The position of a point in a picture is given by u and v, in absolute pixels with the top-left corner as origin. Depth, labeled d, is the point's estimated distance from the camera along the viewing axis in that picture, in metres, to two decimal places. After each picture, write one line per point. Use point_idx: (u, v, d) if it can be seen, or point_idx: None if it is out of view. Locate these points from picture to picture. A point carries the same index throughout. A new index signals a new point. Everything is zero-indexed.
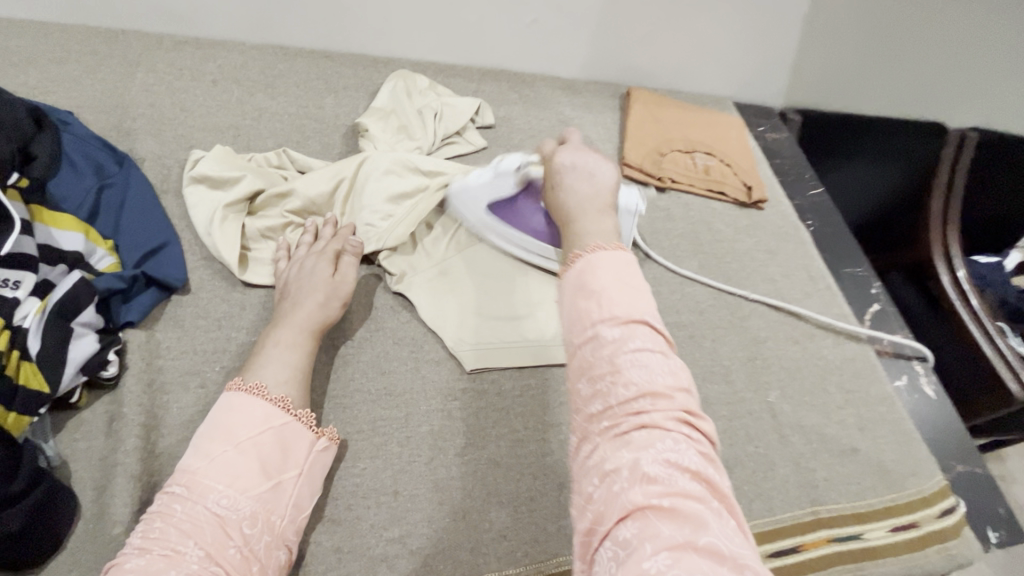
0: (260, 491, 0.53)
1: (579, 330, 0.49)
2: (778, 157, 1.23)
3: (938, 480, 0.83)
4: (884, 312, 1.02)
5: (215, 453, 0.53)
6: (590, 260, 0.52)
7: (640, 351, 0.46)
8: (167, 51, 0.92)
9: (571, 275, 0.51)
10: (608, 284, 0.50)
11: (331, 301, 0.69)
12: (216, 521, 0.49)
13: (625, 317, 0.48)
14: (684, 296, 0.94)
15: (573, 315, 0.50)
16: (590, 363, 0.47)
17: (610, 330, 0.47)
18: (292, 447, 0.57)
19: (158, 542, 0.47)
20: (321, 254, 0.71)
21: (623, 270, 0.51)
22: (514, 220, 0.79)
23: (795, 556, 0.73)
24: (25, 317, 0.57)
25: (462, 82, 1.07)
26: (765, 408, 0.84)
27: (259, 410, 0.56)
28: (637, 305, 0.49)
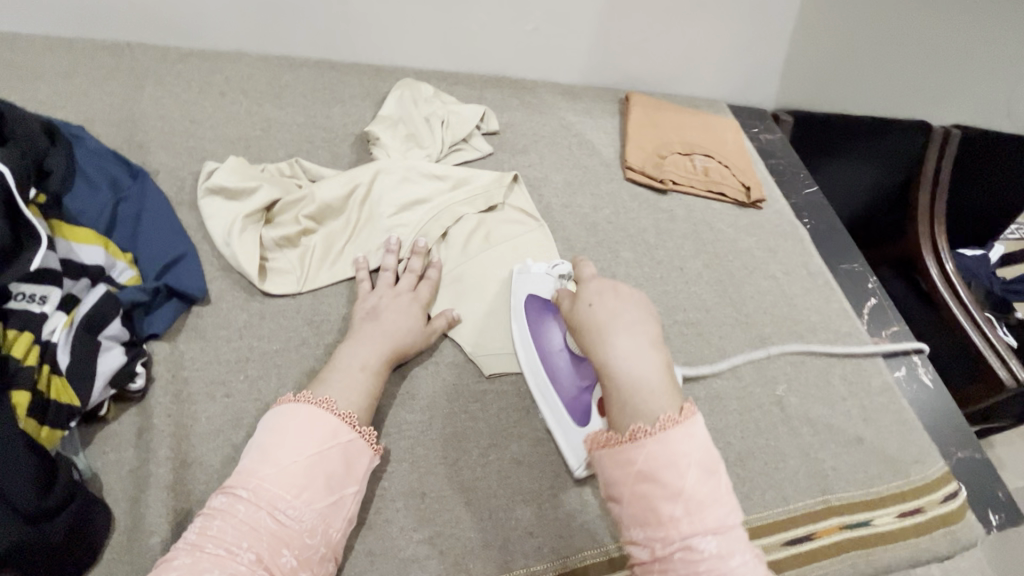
0: (322, 504, 0.54)
1: (663, 539, 0.46)
2: (773, 157, 1.26)
3: (941, 466, 0.87)
4: (881, 306, 1.06)
5: (282, 462, 0.53)
6: (666, 448, 0.48)
7: (730, 550, 0.46)
8: (173, 64, 0.92)
9: (642, 464, 0.48)
10: (688, 478, 0.47)
11: (419, 344, 0.72)
12: (275, 531, 0.50)
13: (718, 524, 0.46)
14: (690, 294, 0.96)
15: (646, 508, 0.47)
16: (665, 552, 0.46)
17: (704, 540, 0.45)
18: (355, 463, 0.58)
19: (213, 540, 0.48)
20: (416, 297, 0.75)
21: (702, 458, 0.48)
22: (537, 333, 0.74)
23: (809, 544, 0.75)
24: (53, 331, 0.57)
25: (465, 90, 1.08)
26: (773, 401, 0.86)
27: (328, 424, 0.57)
28: (722, 497, 0.48)
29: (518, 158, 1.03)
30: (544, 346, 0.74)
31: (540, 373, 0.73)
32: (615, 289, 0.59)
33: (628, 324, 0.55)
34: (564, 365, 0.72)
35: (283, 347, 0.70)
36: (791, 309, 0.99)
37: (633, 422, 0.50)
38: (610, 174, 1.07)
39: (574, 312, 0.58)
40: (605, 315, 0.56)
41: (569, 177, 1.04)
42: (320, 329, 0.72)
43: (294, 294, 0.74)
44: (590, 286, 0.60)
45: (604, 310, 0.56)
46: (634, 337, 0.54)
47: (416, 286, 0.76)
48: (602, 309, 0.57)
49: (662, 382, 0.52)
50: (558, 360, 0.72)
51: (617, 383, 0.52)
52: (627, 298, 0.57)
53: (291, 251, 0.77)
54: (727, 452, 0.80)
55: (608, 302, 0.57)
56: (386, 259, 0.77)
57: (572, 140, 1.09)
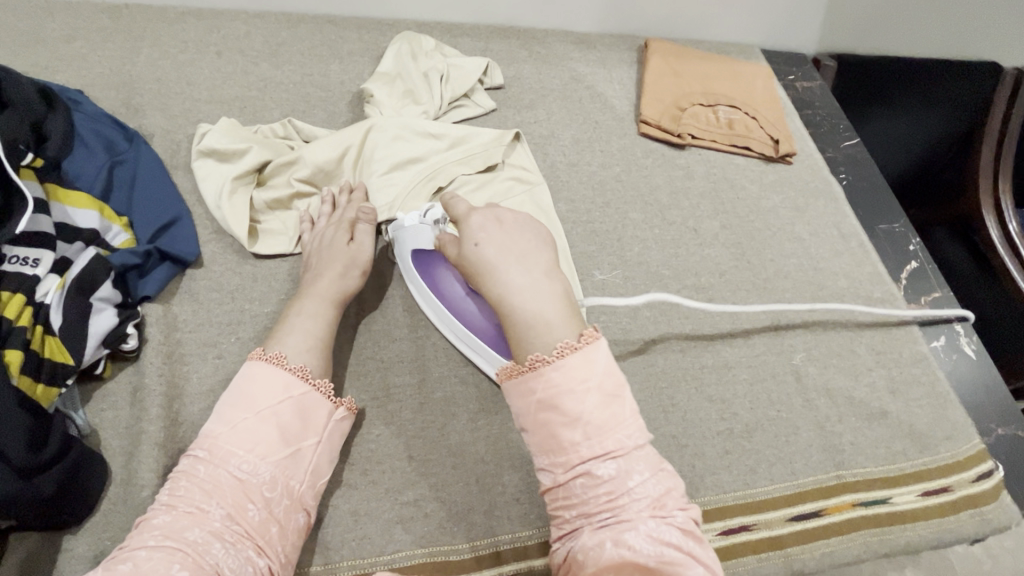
0: (279, 457, 0.55)
1: (565, 461, 0.49)
2: (808, 108, 1.15)
3: (975, 443, 0.80)
4: (923, 270, 0.97)
5: (235, 421, 0.55)
6: (565, 375, 0.50)
7: (629, 467, 0.48)
8: (170, 24, 0.91)
9: (543, 394, 0.50)
10: (587, 403, 0.50)
11: (351, 270, 0.70)
12: (237, 486, 0.53)
13: (618, 447, 0.48)
14: (704, 258, 0.90)
15: (549, 434, 0.50)
16: (568, 475, 0.50)
17: (602, 464, 0.49)
18: (312, 415, 0.58)
19: (183, 500, 0.51)
20: (340, 225, 0.73)
21: (603, 383, 0.50)
22: (435, 283, 0.71)
23: (818, 521, 0.71)
24: (46, 293, 0.59)
25: (470, 42, 1.03)
26: (789, 371, 0.81)
27: (279, 379, 0.58)
28: (625, 424, 0.50)
29: (523, 114, 0.97)
30: (447, 296, 0.70)
31: (460, 335, 0.70)
32: (499, 221, 0.60)
33: (520, 254, 0.57)
34: (473, 309, 0.69)
35: (274, 310, 0.70)
36: (817, 273, 0.92)
37: (534, 352, 0.52)
38: (623, 129, 1.00)
39: (464, 254, 0.59)
40: (492, 254, 0.57)
41: (577, 133, 0.98)
42: None
43: (285, 256, 0.74)
44: (473, 219, 0.61)
45: (491, 245, 0.58)
46: (525, 264, 0.56)
47: (344, 214, 0.74)
48: (490, 245, 0.58)
49: (559, 316, 0.53)
50: (465, 302, 0.69)
51: (516, 321, 0.54)
52: (513, 232, 0.59)
53: (283, 214, 0.76)
54: (734, 424, 0.76)
55: (495, 241, 0.58)
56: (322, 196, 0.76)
57: (583, 93, 1.03)
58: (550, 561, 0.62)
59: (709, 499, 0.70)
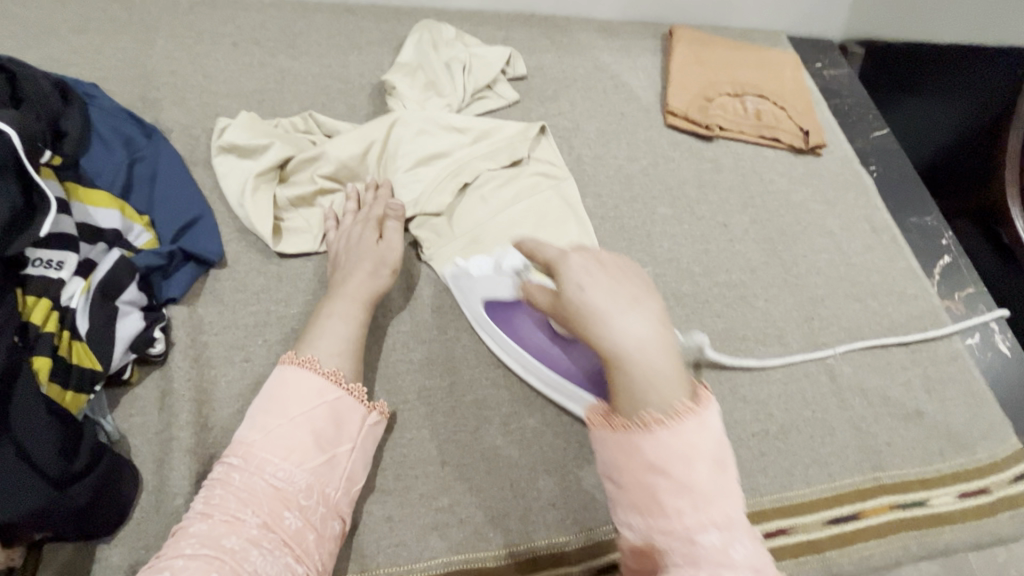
0: (314, 464, 0.54)
1: (666, 531, 0.41)
2: (837, 97, 1.12)
3: (1012, 443, 0.79)
4: (956, 265, 0.95)
5: (270, 427, 0.54)
6: (678, 440, 0.41)
7: (738, 543, 0.41)
8: (184, 14, 0.88)
9: (651, 456, 0.41)
10: (699, 472, 0.41)
11: (380, 270, 0.68)
12: (273, 493, 0.51)
13: (726, 519, 0.41)
14: (734, 254, 0.88)
15: (649, 501, 0.41)
16: (662, 545, 0.41)
17: (709, 536, 0.40)
18: (346, 420, 0.57)
19: (219, 507, 0.50)
20: (364, 222, 0.71)
21: (715, 450, 0.42)
22: (513, 330, 0.69)
23: (855, 523, 0.70)
24: (71, 297, 0.58)
25: (491, 30, 0.99)
26: (823, 370, 0.79)
27: (313, 384, 0.57)
28: (732, 493, 0.42)
29: (547, 105, 0.95)
30: (529, 344, 0.68)
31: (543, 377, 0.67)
32: (602, 262, 0.47)
33: (632, 296, 0.45)
34: (557, 352, 0.66)
35: (301, 312, 0.69)
36: (850, 269, 0.90)
37: (643, 411, 0.42)
38: (649, 121, 0.98)
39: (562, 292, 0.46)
40: (601, 297, 0.44)
41: (602, 125, 0.95)
42: None
43: (309, 255, 0.72)
44: (572, 256, 0.47)
45: (601, 288, 0.45)
46: (641, 321, 0.44)
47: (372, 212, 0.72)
48: (597, 287, 0.45)
49: (677, 377, 0.42)
50: (549, 346, 0.66)
51: (627, 378, 0.42)
52: (621, 268, 0.46)
53: (307, 211, 0.74)
54: (769, 425, 0.74)
55: (603, 282, 0.45)
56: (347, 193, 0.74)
57: (607, 83, 1.00)
58: (587, 567, 0.61)
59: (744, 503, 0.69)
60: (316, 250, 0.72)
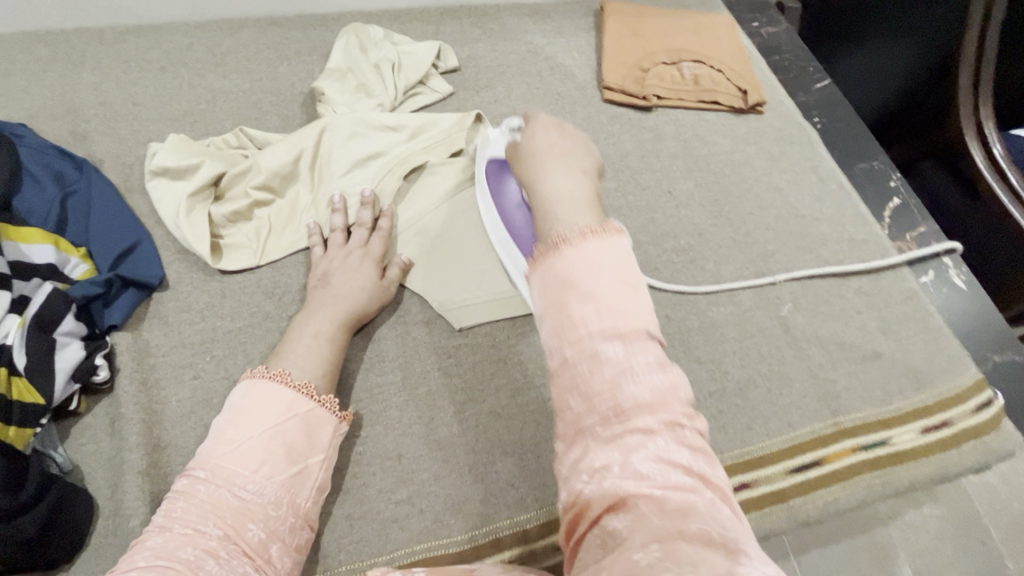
0: (284, 476, 0.55)
1: (571, 341, 0.40)
2: (776, 53, 1.13)
3: (972, 374, 0.79)
4: (907, 206, 0.95)
5: (238, 441, 0.54)
6: (583, 252, 0.42)
7: (641, 363, 0.39)
8: (109, 44, 0.88)
9: (561, 270, 0.42)
10: (603, 281, 0.41)
11: (373, 298, 0.70)
12: (237, 506, 0.52)
13: (632, 332, 0.40)
14: (681, 219, 0.88)
15: (557, 312, 0.41)
16: (571, 364, 0.40)
17: (609, 345, 0.40)
18: (317, 432, 0.59)
19: (178, 520, 0.50)
20: (367, 251, 0.72)
21: (621, 268, 0.42)
22: (498, 188, 0.72)
23: (818, 470, 0.71)
24: (7, 334, 0.57)
25: (421, 26, 1.00)
26: (777, 323, 0.80)
27: (283, 397, 0.58)
28: (641, 310, 0.41)
29: (482, 94, 0.95)
30: (503, 199, 0.72)
31: (504, 244, 0.73)
32: (562, 127, 0.54)
33: (570, 151, 0.52)
34: (523, 216, 0.69)
35: (247, 325, 0.69)
36: (798, 221, 0.90)
37: (557, 230, 0.44)
38: (586, 98, 0.98)
39: (517, 143, 0.55)
40: (541, 141, 0.52)
41: (540, 108, 0.95)
42: (282, 303, 0.71)
43: (252, 269, 0.73)
44: (540, 117, 0.56)
45: (547, 140, 0.53)
46: (568, 163, 0.51)
47: (368, 240, 0.74)
48: (543, 137, 0.53)
49: (585, 200, 0.47)
50: (515, 211, 0.70)
51: (544, 201, 0.48)
52: (571, 134, 0.54)
53: (244, 226, 0.75)
54: (726, 383, 0.75)
55: (552, 134, 0.53)
56: (332, 205, 0.75)
57: (542, 65, 1.00)
58: (551, 542, 0.62)
59: None
60: (256, 264, 0.73)
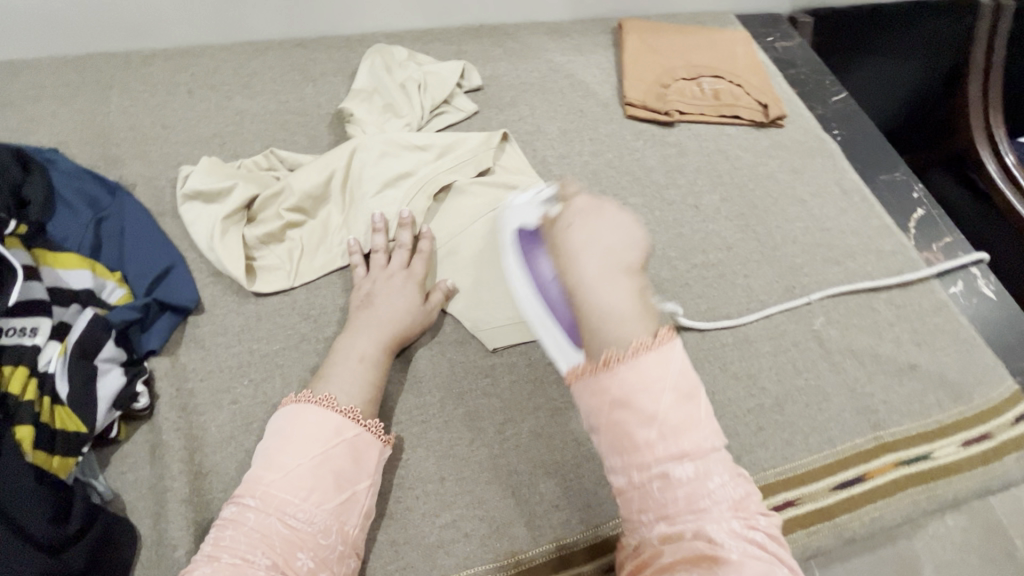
0: (333, 503, 0.54)
1: (640, 463, 0.47)
2: (792, 67, 1.14)
3: (1009, 384, 0.79)
4: (930, 217, 0.96)
5: (286, 467, 0.54)
6: (641, 374, 0.48)
7: (710, 474, 0.46)
8: (136, 69, 0.88)
9: (619, 391, 0.48)
10: (665, 406, 0.47)
11: (415, 323, 0.70)
12: (288, 534, 0.51)
13: (697, 449, 0.47)
14: (708, 233, 0.88)
15: (622, 438, 0.48)
16: (642, 482, 0.47)
17: (679, 466, 0.46)
18: (364, 457, 0.58)
19: (228, 550, 0.50)
20: (410, 274, 0.72)
21: (680, 382, 0.48)
22: (530, 262, 0.64)
23: (862, 486, 0.70)
24: (49, 362, 0.57)
25: (443, 46, 1.01)
26: (810, 337, 0.80)
27: (330, 422, 0.57)
28: (701, 425, 0.48)
29: (506, 112, 0.96)
30: (536, 278, 0.63)
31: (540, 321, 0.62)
32: (599, 211, 0.57)
33: (615, 244, 0.54)
34: (557, 296, 0.59)
35: (284, 347, 0.69)
36: (825, 234, 0.90)
37: (607, 347, 0.49)
38: (608, 114, 0.98)
39: (555, 232, 0.57)
40: (577, 240, 0.55)
41: (563, 124, 0.96)
42: (318, 324, 0.71)
43: (286, 291, 0.73)
44: (575, 205, 0.59)
45: (581, 233, 0.55)
46: (613, 266, 0.53)
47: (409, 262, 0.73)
48: (581, 232, 0.55)
49: (636, 308, 0.51)
50: (549, 288, 0.60)
51: (590, 309, 0.51)
52: (614, 218, 0.57)
53: (277, 247, 0.75)
54: (764, 399, 0.74)
55: (585, 226, 0.56)
56: (375, 225, 0.74)
57: (563, 83, 1.01)
58: (599, 564, 0.61)
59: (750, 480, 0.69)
60: (290, 286, 0.72)
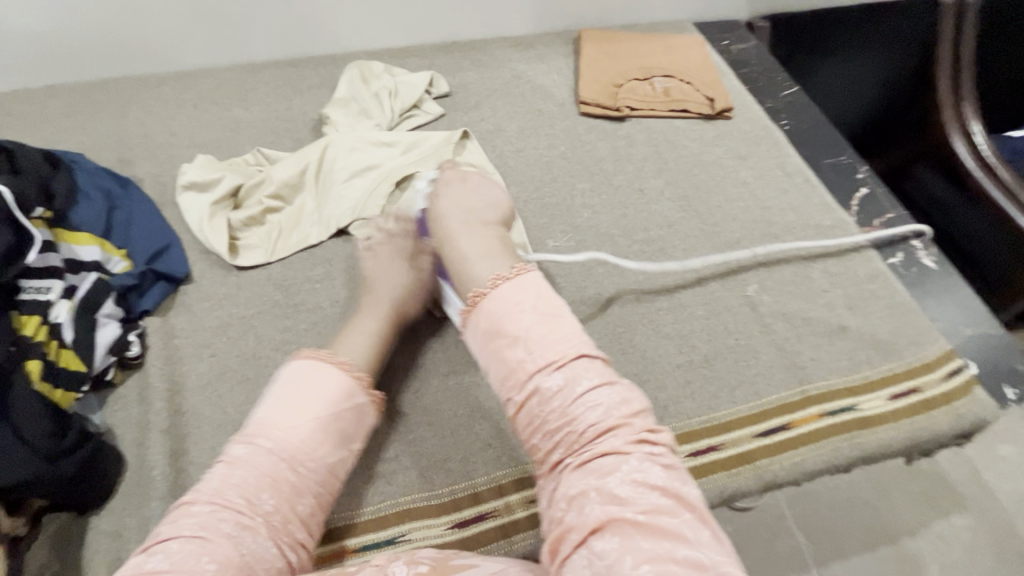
0: (335, 458, 0.59)
1: (516, 382, 0.56)
2: (745, 66, 1.22)
3: (941, 344, 0.82)
4: (873, 195, 1.00)
5: (301, 421, 0.57)
6: (500, 300, 0.58)
7: (581, 385, 0.54)
8: (153, 88, 1.04)
9: (487, 321, 0.58)
10: (528, 322, 0.56)
11: (409, 296, 0.75)
12: (294, 483, 0.56)
13: (562, 359, 0.55)
14: (651, 213, 0.95)
15: (502, 362, 0.57)
16: (535, 407, 0.55)
17: (550, 377, 0.54)
18: (364, 420, 0.62)
19: (236, 487, 0.53)
20: (403, 252, 0.76)
21: (540, 305, 0.58)
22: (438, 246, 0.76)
23: (785, 433, 0.74)
24: (58, 314, 0.68)
25: (417, 60, 1.13)
26: (743, 302, 0.85)
27: (346, 386, 0.61)
28: (565, 336, 0.56)
29: (470, 114, 1.06)
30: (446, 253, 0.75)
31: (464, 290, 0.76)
32: (462, 181, 0.74)
33: (470, 206, 0.71)
34: None
35: (258, 311, 0.79)
36: (765, 212, 0.96)
37: (475, 287, 0.61)
38: (564, 112, 1.08)
39: (430, 202, 0.73)
40: (447, 204, 0.71)
41: (522, 123, 1.06)
42: (289, 292, 0.81)
43: (263, 265, 0.83)
44: (443, 176, 0.75)
45: (449, 199, 0.71)
46: (468, 216, 0.70)
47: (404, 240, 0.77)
48: (448, 196, 0.72)
49: (487, 249, 0.65)
50: None
51: (456, 258, 0.67)
52: (476, 184, 0.74)
53: (258, 229, 0.86)
54: (693, 356, 0.80)
55: (452, 190, 0.72)
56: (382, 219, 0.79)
57: (524, 87, 1.11)
58: (525, 496, 0.67)
59: (675, 426, 0.74)
60: (266, 261, 0.83)
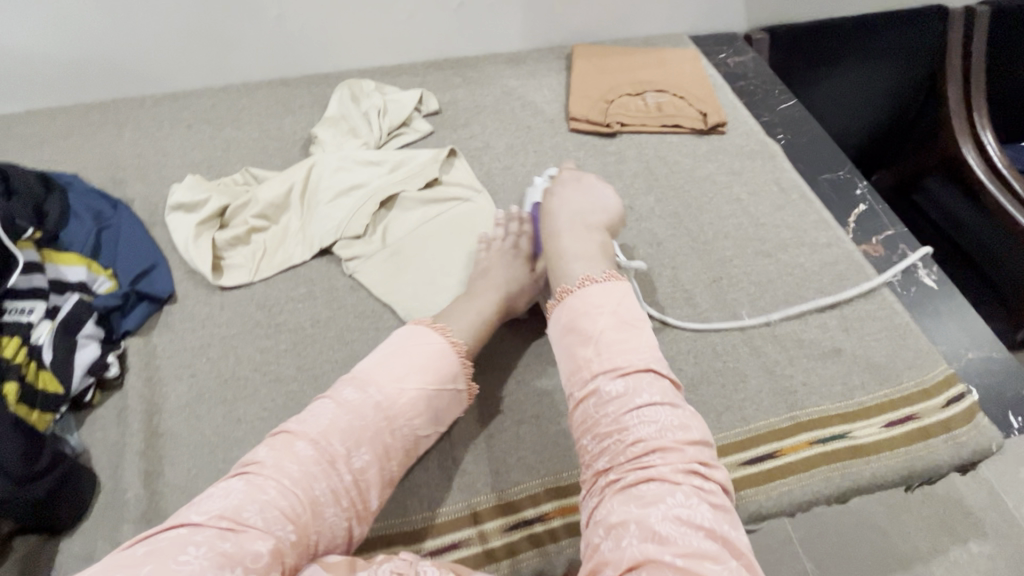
0: (422, 434, 0.60)
1: (580, 379, 0.55)
2: (741, 79, 1.20)
3: (943, 368, 0.79)
4: (872, 212, 0.97)
5: (408, 384, 0.58)
6: (585, 299, 0.59)
7: (642, 399, 0.52)
8: (148, 109, 1.06)
9: (568, 314, 0.59)
10: (605, 327, 0.56)
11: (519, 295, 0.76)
12: (385, 448, 0.56)
13: (629, 367, 0.54)
14: (640, 230, 0.94)
15: (569, 357, 0.57)
16: (591, 410, 0.54)
17: (611, 382, 0.54)
18: (455, 403, 0.64)
19: (341, 433, 0.54)
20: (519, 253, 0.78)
21: (621, 312, 0.57)
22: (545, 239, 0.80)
23: (772, 462, 0.71)
24: (39, 335, 0.69)
25: (408, 79, 1.14)
26: (732, 323, 0.83)
27: (450, 362, 0.62)
28: (637, 347, 0.55)
29: (459, 132, 1.06)
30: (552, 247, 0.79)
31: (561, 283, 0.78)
32: (577, 182, 0.77)
33: (582, 205, 0.73)
34: None
35: (239, 332, 0.79)
36: (758, 229, 0.94)
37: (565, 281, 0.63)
38: (554, 129, 1.07)
39: (547, 197, 0.75)
40: (564, 200, 0.74)
41: (511, 140, 1.05)
42: (271, 313, 0.81)
43: (247, 284, 0.84)
44: (562, 176, 0.79)
45: (564, 196, 0.74)
46: (582, 216, 0.72)
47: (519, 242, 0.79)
48: (562, 193, 0.75)
49: (592, 249, 0.67)
50: None
51: (558, 248, 0.68)
52: (587, 186, 0.76)
53: (243, 248, 0.86)
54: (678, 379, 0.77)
55: (566, 190, 0.75)
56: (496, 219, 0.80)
57: (514, 104, 1.11)
58: (500, 524, 0.66)
59: None
60: (250, 281, 0.83)
